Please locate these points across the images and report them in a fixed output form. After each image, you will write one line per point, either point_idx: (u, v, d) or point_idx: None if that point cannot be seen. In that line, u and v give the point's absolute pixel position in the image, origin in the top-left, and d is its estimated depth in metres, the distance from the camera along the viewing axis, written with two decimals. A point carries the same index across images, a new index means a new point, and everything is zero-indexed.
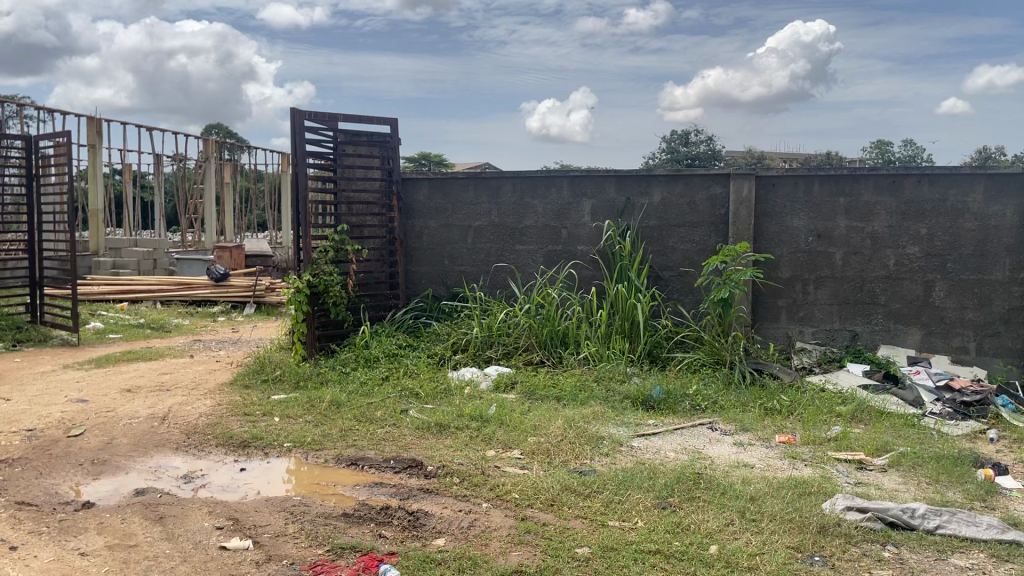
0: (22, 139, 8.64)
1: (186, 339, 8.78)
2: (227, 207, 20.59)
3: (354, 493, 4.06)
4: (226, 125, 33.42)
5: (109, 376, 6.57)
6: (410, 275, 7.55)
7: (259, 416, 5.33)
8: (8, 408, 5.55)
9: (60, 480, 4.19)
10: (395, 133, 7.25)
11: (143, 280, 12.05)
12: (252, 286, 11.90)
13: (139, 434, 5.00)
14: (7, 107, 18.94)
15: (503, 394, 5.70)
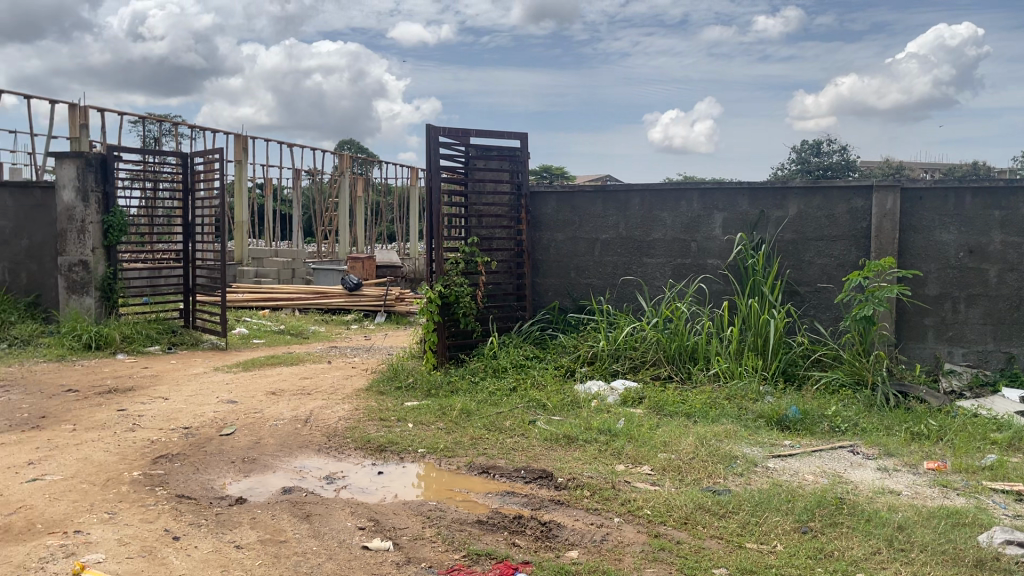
0: (178, 156, 9.28)
1: (324, 345, 9.19)
2: (359, 219, 21.46)
3: (486, 501, 4.13)
4: (356, 142, 35.04)
5: (255, 379, 6.97)
6: (537, 287, 7.62)
7: (393, 421, 5.51)
8: (168, 406, 5.98)
9: (214, 476, 4.47)
10: (525, 146, 7.34)
11: (283, 288, 12.71)
12: (383, 295, 12.35)
13: (284, 435, 5.27)
14: (163, 127, 20.45)
15: (631, 408, 5.66)
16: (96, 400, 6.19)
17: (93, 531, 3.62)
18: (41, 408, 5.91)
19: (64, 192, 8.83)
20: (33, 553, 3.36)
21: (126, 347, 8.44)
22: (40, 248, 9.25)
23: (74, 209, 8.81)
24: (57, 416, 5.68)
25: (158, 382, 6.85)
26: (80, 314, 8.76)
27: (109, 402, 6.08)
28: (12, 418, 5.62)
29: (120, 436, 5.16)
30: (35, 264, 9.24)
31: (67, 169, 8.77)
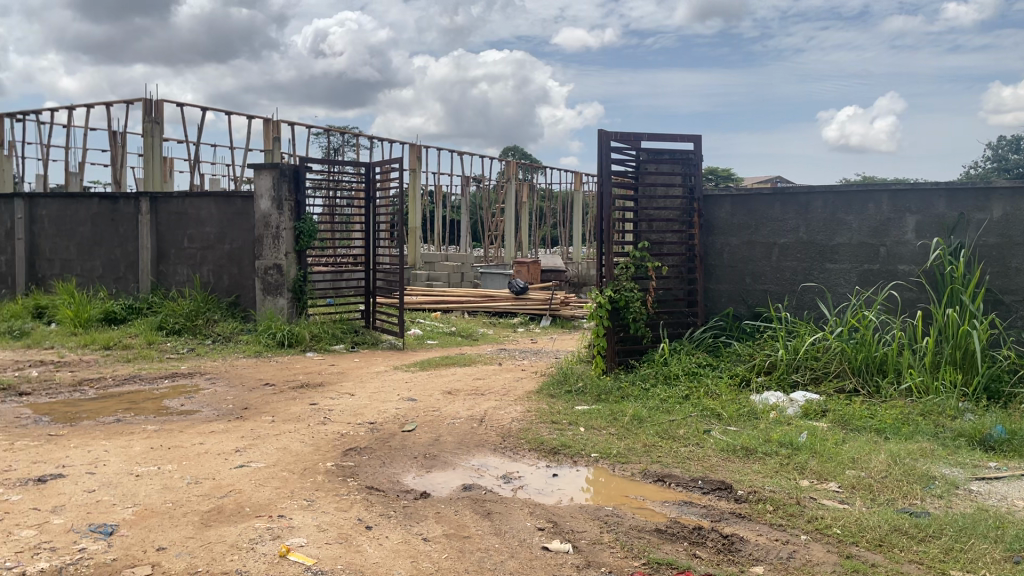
0: (361, 166, 9.81)
1: (494, 347, 9.43)
2: (525, 223, 21.85)
3: (664, 509, 4.08)
4: (521, 149, 35.76)
5: (432, 378, 7.24)
6: (710, 293, 7.44)
7: (565, 424, 5.55)
8: (354, 402, 6.34)
9: (399, 470, 4.69)
10: (698, 149, 7.19)
11: (452, 291, 13.15)
12: (549, 299, 12.51)
13: (461, 433, 5.44)
14: (343, 138, 21.71)
15: (813, 421, 5.41)
16: (290, 393, 6.66)
17: (295, 516, 3.89)
18: (243, 399, 6.43)
19: (261, 201, 9.56)
20: (244, 534, 3.66)
21: (314, 346, 9.02)
22: (240, 252, 9.95)
23: (269, 216, 9.51)
24: (258, 408, 6.16)
25: (344, 379, 7.27)
26: (274, 314, 9.47)
27: (302, 397, 6.52)
28: (220, 408, 6.16)
29: (313, 429, 5.52)
30: (236, 268, 9.98)
31: (264, 180, 9.51)
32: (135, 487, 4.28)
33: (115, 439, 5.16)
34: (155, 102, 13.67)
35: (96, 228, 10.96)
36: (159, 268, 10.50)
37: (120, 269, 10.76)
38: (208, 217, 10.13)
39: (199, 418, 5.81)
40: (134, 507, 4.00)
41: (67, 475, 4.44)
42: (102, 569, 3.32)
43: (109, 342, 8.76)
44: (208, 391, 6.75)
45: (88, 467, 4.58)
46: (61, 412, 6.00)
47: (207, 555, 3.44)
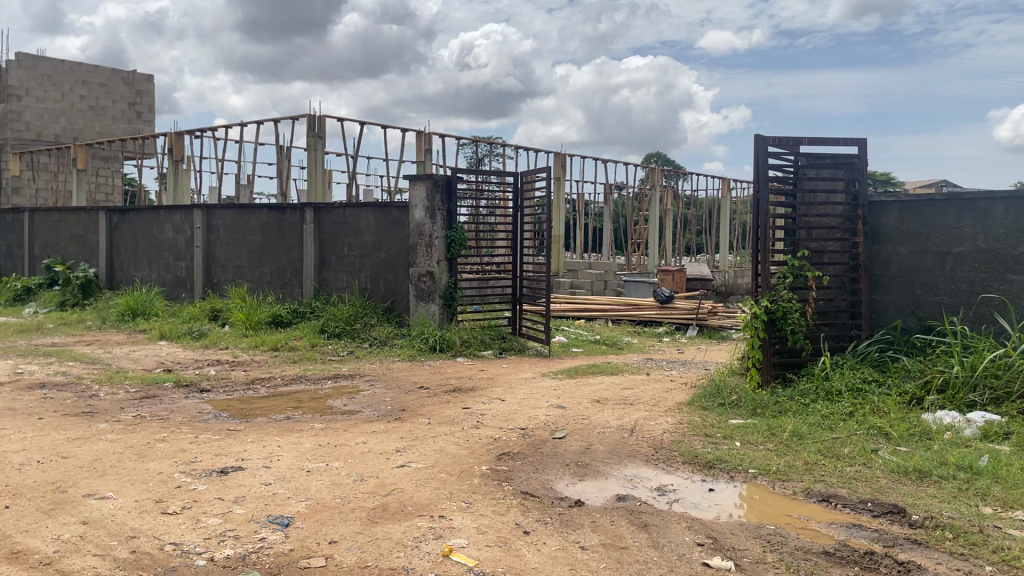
0: (511, 175, 10.00)
1: (640, 356, 9.33)
2: (669, 231, 21.51)
3: (830, 531, 3.90)
4: (664, 155, 35.29)
5: (580, 387, 7.25)
6: (875, 304, 7.06)
7: (720, 438, 5.42)
8: (505, 407, 6.45)
9: (552, 476, 4.72)
10: (863, 153, 6.87)
11: (596, 299, 13.12)
12: (696, 308, 12.26)
13: (613, 443, 5.42)
14: (487, 148, 22.16)
15: (994, 444, 5.01)
16: (444, 397, 6.87)
17: (455, 517, 4.00)
18: (401, 401, 6.68)
19: (415, 211, 9.92)
20: (409, 532, 3.80)
21: (464, 351, 9.26)
22: (395, 261, 10.36)
23: (423, 226, 9.87)
24: (414, 410, 6.38)
25: (494, 384, 7.42)
26: (427, 320, 9.79)
27: (455, 400, 6.70)
28: (379, 409, 6.44)
29: (467, 432, 5.66)
30: (391, 275, 10.40)
31: (419, 190, 9.87)
32: (306, 482, 4.54)
33: (286, 436, 5.50)
34: (318, 118, 14.47)
35: (265, 237, 11.72)
36: (321, 275, 11.09)
37: (287, 275, 11.46)
38: (367, 226, 10.62)
39: (360, 418, 6.09)
40: (306, 500, 4.24)
41: (246, 468, 4.77)
42: (281, 558, 3.54)
43: (277, 344, 9.34)
44: (368, 393, 7.07)
45: (264, 461, 4.90)
46: (237, 408, 6.45)
47: (375, 550, 3.60)
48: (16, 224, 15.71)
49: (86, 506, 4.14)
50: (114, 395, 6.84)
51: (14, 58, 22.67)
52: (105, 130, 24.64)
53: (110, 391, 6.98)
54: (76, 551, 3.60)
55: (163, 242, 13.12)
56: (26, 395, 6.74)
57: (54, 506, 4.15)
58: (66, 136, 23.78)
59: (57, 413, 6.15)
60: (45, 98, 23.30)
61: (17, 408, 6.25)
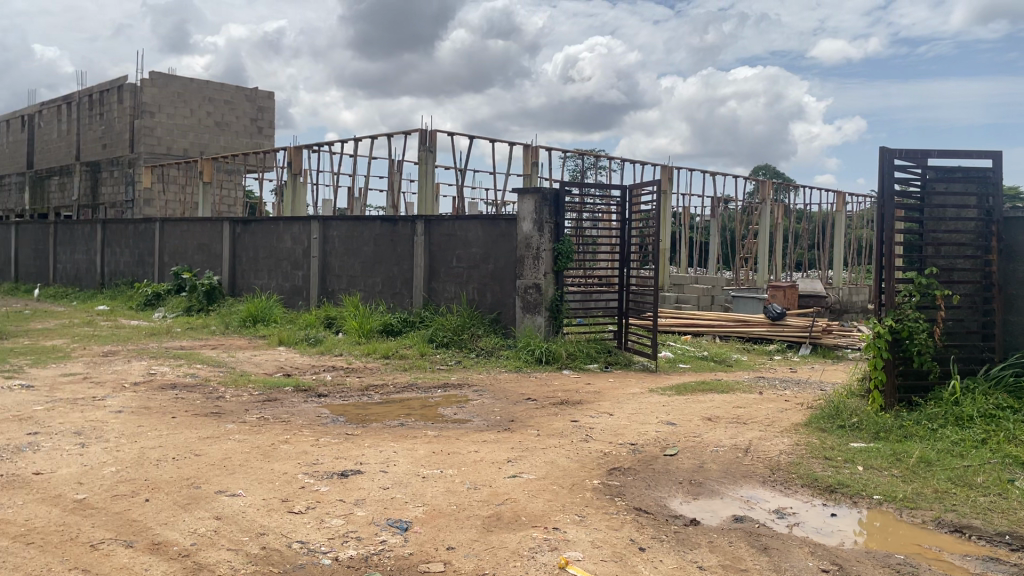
0: (621, 190, 9.99)
1: (751, 374, 9.10)
2: (779, 246, 20.93)
3: (965, 564, 3.72)
4: (773, 168, 34.41)
5: (690, 404, 7.15)
6: (1009, 326, 6.58)
7: (840, 462, 5.23)
8: (614, 422, 6.42)
9: (666, 493, 4.66)
10: (998, 167, 6.53)
11: (704, 314, 12.90)
12: (809, 325, 11.88)
13: (727, 462, 5.32)
14: (592, 161, 22.17)
15: None
16: (553, 409, 6.89)
17: (569, 530, 4.01)
18: (510, 412, 6.74)
19: (523, 223, 10.02)
20: (524, 543, 3.83)
21: (570, 363, 9.27)
22: (502, 272, 10.48)
23: (531, 238, 9.95)
24: (523, 421, 6.43)
25: (603, 398, 7.39)
26: (533, 331, 9.86)
27: (564, 413, 6.72)
28: (489, 418, 6.53)
29: (577, 446, 5.67)
30: (498, 286, 10.53)
31: (527, 204, 9.95)
32: (422, 487, 4.65)
33: (401, 442, 5.65)
34: (429, 132, 14.84)
35: (377, 248, 12.08)
36: (430, 285, 11.35)
37: (397, 285, 11.79)
38: (475, 238, 10.79)
39: (471, 427, 6.19)
40: (423, 506, 4.35)
41: (365, 471, 4.92)
42: (402, 561, 3.64)
43: (388, 352, 9.62)
44: (477, 402, 7.18)
45: (382, 466, 5.05)
46: (353, 414, 6.67)
47: (492, 558, 3.66)
48: (147, 233, 16.75)
49: (219, 502, 4.36)
50: (239, 397, 7.19)
51: (149, 77, 24.25)
52: (229, 145, 25.98)
53: (236, 393, 7.34)
54: (212, 545, 3.80)
55: (282, 252, 13.71)
56: (160, 394, 7.17)
57: (189, 500, 4.39)
58: (194, 150, 25.23)
59: (188, 412, 6.51)
60: (175, 114, 24.79)
61: (153, 407, 6.66)
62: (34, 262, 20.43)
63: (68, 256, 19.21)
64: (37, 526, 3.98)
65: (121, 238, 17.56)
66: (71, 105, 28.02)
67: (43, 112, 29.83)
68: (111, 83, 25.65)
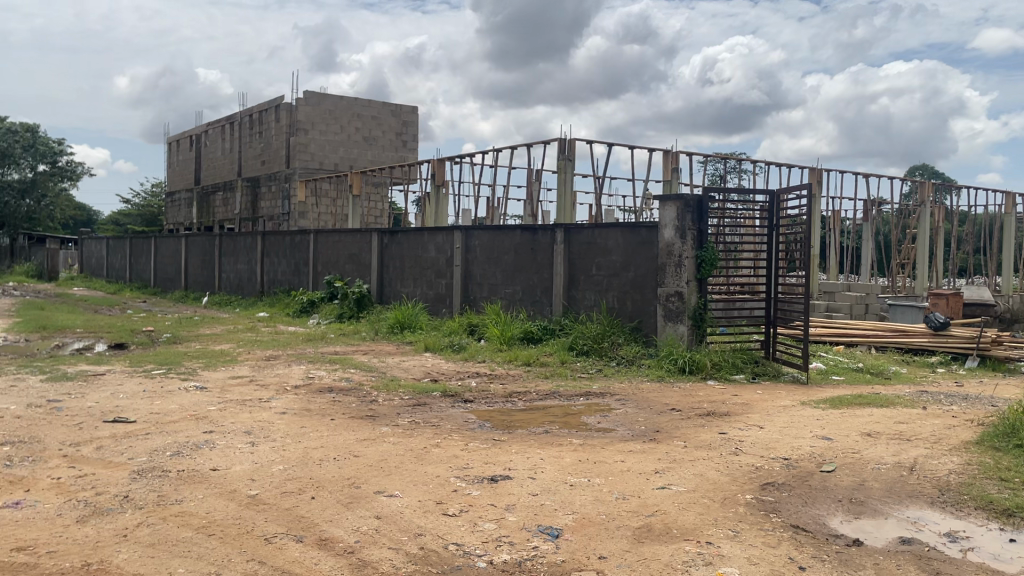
0: (767, 195, 9.65)
1: (912, 388, 8.59)
2: (940, 251, 19.63)
3: None
4: (931, 167, 32.37)
5: (846, 418, 6.83)
6: None
7: (1018, 484, 4.85)
8: (766, 435, 6.23)
9: (824, 512, 4.48)
10: None
11: (857, 323, 12.28)
12: (976, 335, 11.07)
13: (890, 481, 5.05)
14: (734, 164, 21.60)
15: None
16: (699, 421, 6.76)
17: (723, 545, 3.94)
18: (655, 422, 6.68)
19: (665, 231, 9.88)
20: (677, 555, 3.80)
21: (715, 374, 9.06)
22: (643, 280, 10.39)
23: (673, 245, 9.79)
24: (669, 432, 6.35)
25: (751, 411, 7.19)
26: (675, 341, 9.71)
27: (711, 425, 6.58)
28: (634, 428, 6.49)
29: (727, 459, 5.54)
30: (639, 295, 10.45)
31: (669, 211, 9.81)
32: (571, 496, 4.69)
33: (548, 449, 5.71)
34: (568, 141, 14.92)
35: (518, 256, 12.28)
36: (571, 293, 11.41)
37: (538, 293, 11.93)
38: (615, 246, 10.76)
39: (616, 437, 6.17)
40: (573, 514, 4.38)
41: (514, 477, 5.01)
42: (555, 567, 3.69)
43: (529, 359, 9.75)
44: (621, 412, 7.15)
45: (530, 472, 5.13)
46: (499, 420, 6.80)
47: (646, 569, 3.65)
48: (302, 244, 17.72)
49: (378, 502, 4.57)
50: (391, 401, 7.50)
51: (303, 96, 25.70)
52: (376, 159, 27.08)
53: (388, 397, 7.66)
54: (374, 543, 3.98)
55: (426, 261, 14.17)
56: (319, 397, 7.58)
57: (351, 499, 4.62)
58: (343, 164, 26.51)
59: (345, 415, 6.85)
60: (327, 131, 26.14)
61: (313, 409, 7.06)
62: (202, 271, 22.05)
63: (231, 265, 20.62)
64: (217, 519, 4.31)
65: (279, 249, 18.67)
66: (233, 124, 30.11)
67: (209, 132, 32.18)
68: (269, 103, 27.35)
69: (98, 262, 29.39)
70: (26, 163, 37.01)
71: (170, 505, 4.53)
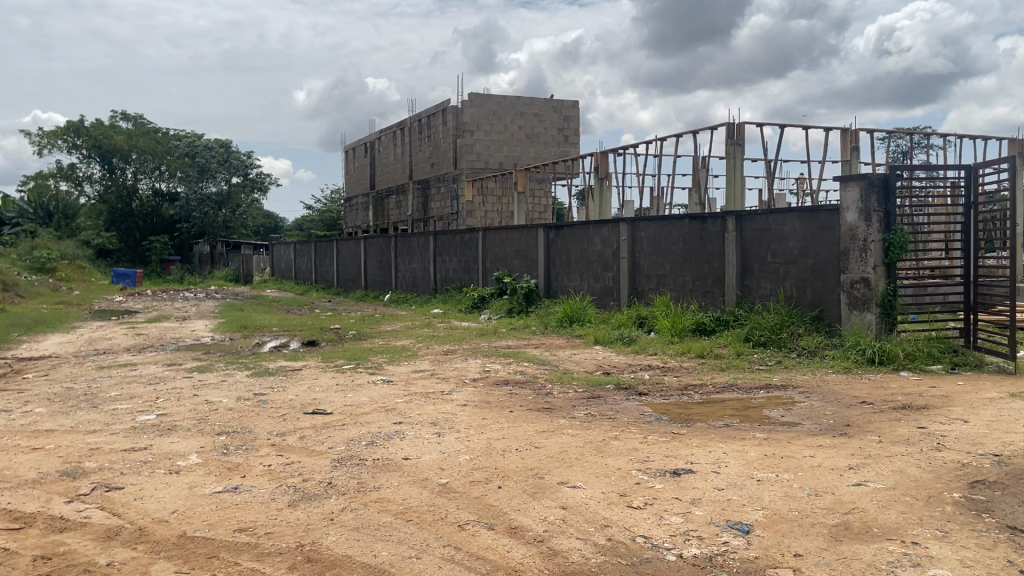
0: (963, 169, 8.90)
1: None
2: None
3: None
4: None
5: None
6: None
7: None
8: (971, 430, 5.78)
9: None
10: None
11: None
12: None
13: None
14: (920, 139, 20.06)
15: None
16: (894, 414, 6.38)
17: (931, 545, 3.70)
18: (844, 416, 6.36)
19: (847, 213, 9.38)
20: (880, 556, 3.61)
21: (909, 364, 8.49)
22: (824, 266, 9.90)
23: (857, 229, 9.28)
24: (861, 426, 6.03)
25: (952, 404, 6.67)
26: (862, 330, 9.19)
27: (907, 419, 6.19)
28: (822, 422, 6.21)
29: (928, 455, 5.19)
30: (820, 282, 9.96)
31: (851, 192, 9.31)
32: (758, 491, 4.56)
33: (731, 443, 5.58)
34: (736, 124, 14.46)
35: (687, 247, 12.05)
36: (745, 282, 11.07)
37: (709, 283, 11.67)
38: (792, 232, 10.32)
39: (803, 431, 5.93)
40: (763, 510, 4.26)
41: (698, 471, 4.94)
42: (747, 563, 3.61)
43: (703, 351, 9.56)
44: (806, 405, 6.87)
45: (713, 466, 5.04)
46: (677, 413, 6.71)
47: (845, 569, 3.50)
48: (472, 242, 18.25)
49: (563, 493, 4.65)
50: (566, 394, 7.59)
51: (468, 98, 26.44)
52: (539, 155, 27.41)
53: (563, 390, 7.76)
54: (562, 532, 4.06)
55: (592, 254, 14.19)
56: (497, 390, 7.80)
57: (536, 490, 4.73)
58: (508, 162, 27.06)
59: (524, 408, 7.00)
60: (491, 131, 26.77)
61: (492, 401, 7.28)
62: (379, 271, 23.24)
63: (406, 265, 21.59)
64: (413, 506, 4.55)
65: (449, 247, 19.33)
66: (403, 129, 31.47)
67: (381, 138, 33.82)
68: (436, 106, 28.36)
69: (286, 265, 31.64)
70: (222, 176, 40.63)
71: (369, 492, 4.83)
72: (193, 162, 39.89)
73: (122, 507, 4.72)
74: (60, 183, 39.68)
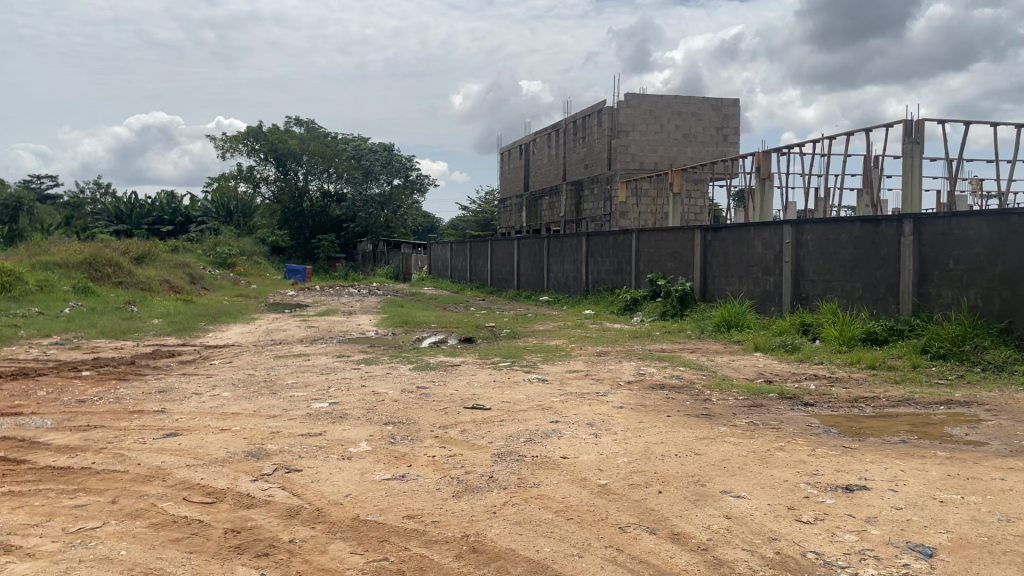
0: None
1: None
2: None
3: None
4: None
5: None
6: None
7: None
8: None
9: None
10: None
11: None
12: None
13: None
14: None
15: None
16: None
17: None
18: None
19: None
20: None
21: None
22: (1016, 274, 9.11)
23: None
24: None
25: None
26: None
27: None
28: (1012, 443, 5.74)
29: None
30: (1009, 291, 9.19)
31: None
32: (942, 512, 4.28)
33: (909, 460, 5.26)
34: (914, 121, 13.59)
35: (857, 250, 11.45)
36: (923, 290, 10.38)
37: (881, 290, 11.05)
38: (978, 236, 9.58)
39: (990, 452, 5.49)
40: (947, 533, 3.99)
41: (872, 488, 4.69)
42: None
43: (874, 362, 9.04)
44: (993, 423, 6.37)
45: (890, 484, 4.76)
46: (846, 426, 6.40)
47: None
48: (625, 243, 18.12)
49: (726, 502, 4.55)
50: (726, 400, 7.41)
51: (625, 99, 26.32)
52: (696, 155, 26.83)
53: (722, 397, 7.58)
54: (727, 542, 3.97)
55: (752, 258, 13.76)
56: (653, 393, 7.72)
57: (698, 497, 4.65)
58: (664, 163, 26.68)
59: (682, 412, 6.89)
60: (647, 131, 26.50)
61: (649, 405, 7.21)
62: (532, 271, 23.52)
63: (558, 266, 21.73)
64: (574, 504, 4.59)
65: (603, 248, 19.28)
66: (558, 131, 31.70)
67: (536, 140, 34.21)
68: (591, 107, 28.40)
69: (443, 265, 32.64)
70: (384, 179, 42.54)
71: (530, 487, 4.91)
72: (359, 164, 42.06)
73: (301, 488, 5.04)
74: (240, 184, 42.77)
